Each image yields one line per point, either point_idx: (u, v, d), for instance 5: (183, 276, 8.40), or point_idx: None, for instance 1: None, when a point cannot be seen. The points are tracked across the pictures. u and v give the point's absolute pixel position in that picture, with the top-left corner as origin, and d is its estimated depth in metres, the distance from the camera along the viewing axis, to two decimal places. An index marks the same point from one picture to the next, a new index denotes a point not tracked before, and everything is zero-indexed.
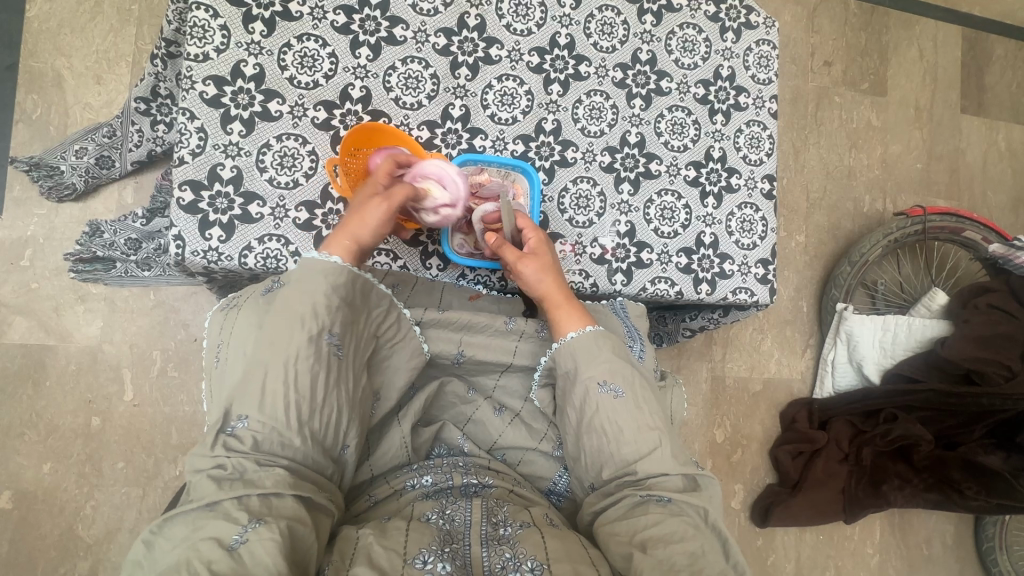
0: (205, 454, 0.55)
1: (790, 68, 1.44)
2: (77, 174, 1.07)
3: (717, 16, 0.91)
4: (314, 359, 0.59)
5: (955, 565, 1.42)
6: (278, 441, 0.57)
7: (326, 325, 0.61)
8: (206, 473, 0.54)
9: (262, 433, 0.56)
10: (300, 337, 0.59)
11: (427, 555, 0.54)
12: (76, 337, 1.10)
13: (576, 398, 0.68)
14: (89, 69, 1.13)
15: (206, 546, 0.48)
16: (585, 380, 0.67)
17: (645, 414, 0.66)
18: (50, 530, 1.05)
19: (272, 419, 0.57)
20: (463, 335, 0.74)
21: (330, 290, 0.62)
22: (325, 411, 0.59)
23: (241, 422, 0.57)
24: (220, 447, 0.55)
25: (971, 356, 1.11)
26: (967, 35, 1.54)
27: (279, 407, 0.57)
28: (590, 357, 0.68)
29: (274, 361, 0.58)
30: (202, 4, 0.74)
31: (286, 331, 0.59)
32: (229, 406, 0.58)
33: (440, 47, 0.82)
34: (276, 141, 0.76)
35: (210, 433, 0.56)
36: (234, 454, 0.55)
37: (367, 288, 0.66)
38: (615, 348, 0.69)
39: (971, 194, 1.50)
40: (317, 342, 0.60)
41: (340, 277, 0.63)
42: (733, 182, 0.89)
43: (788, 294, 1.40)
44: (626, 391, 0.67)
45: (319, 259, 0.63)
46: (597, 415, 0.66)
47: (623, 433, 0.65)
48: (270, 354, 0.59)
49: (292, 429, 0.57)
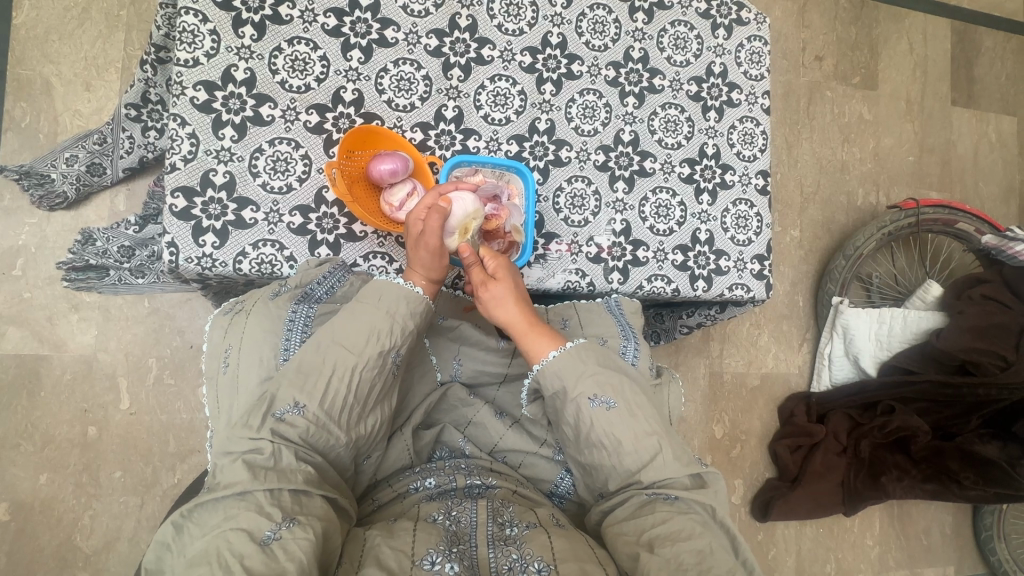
0: (250, 433, 0.54)
1: (781, 63, 1.44)
2: (68, 182, 1.06)
3: (708, 13, 0.91)
4: (377, 372, 0.61)
5: (953, 554, 1.44)
6: (324, 437, 0.57)
7: (397, 344, 0.62)
8: (244, 455, 0.53)
9: (313, 426, 0.57)
10: (373, 348, 0.61)
11: (435, 556, 0.54)
12: (70, 345, 1.10)
13: (570, 415, 0.67)
14: (77, 75, 1.12)
15: (237, 539, 0.47)
16: (576, 397, 0.66)
17: (640, 421, 0.65)
18: (48, 540, 1.04)
19: (327, 417, 0.58)
20: (460, 345, 0.78)
21: (409, 313, 0.64)
22: (371, 419, 0.61)
23: (293, 410, 0.56)
24: (269, 430, 0.54)
25: (966, 347, 1.11)
26: (956, 28, 1.54)
27: (335, 408, 0.58)
28: (576, 373, 0.67)
29: (342, 364, 0.59)
30: (191, 9, 0.74)
31: (362, 339, 0.61)
32: (278, 391, 0.57)
33: (432, 48, 0.82)
34: (269, 146, 0.76)
35: (259, 413, 0.55)
36: (281, 440, 0.54)
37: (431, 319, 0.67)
38: (601, 359, 0.69)
39: (963, 186, 1.51)
40: (385, 357, 0.62)
41: (420, 305, 0.64)
42: (727, 179, 0.89)
43: (784, 288, 1.40)
44: (617, 401, 0.66)
45: (398, 284, 0.64)
46: (593, 429, 0.65)
47: (621, 445, 0.64)
48: (339, 356, 0.60)
49: (340, 431, 0.58)
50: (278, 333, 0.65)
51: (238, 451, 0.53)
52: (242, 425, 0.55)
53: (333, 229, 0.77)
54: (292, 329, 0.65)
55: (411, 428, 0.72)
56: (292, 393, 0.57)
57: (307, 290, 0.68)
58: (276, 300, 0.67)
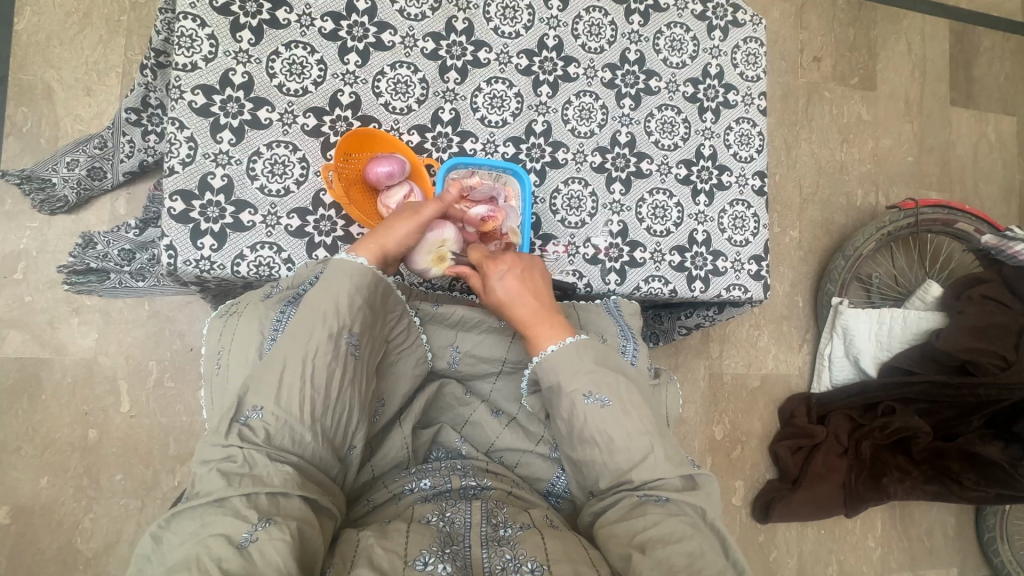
0: (216, 442, 0.54)
1: (779, 65, 1.44)
2: (69, 186, 1.07)
3: (704, 15, 0.91)
4: (332, 357, 0.61)
5: (955, 556, 1.43)
6: (289, 434, 0.57)
7: (346, 325, 0.62)
8: (213, 467, 0.53)
9: (275, 425, 0.56)
10: (321, 333, 0.60)
11: (428, 556, 0.54)
12: (71, 349, 1.10)
13: (564, 411, 0.67)
14: (78, 80, 1.13)
15: (216, 543, 0.47)
16: (571, 393, 0.66)
17: (634, 420, 0.65)
18: (48, 544, 1.04)
19: (287, 413, 0.57)
20: (456, 332, 0.77)
21: (353, 290, 0.64)
22: (338, 408, 0.61)
23: (255, 413, 0.57)
24: (233, 437, 0.55)
25: (966, 347, 1.11)
26: (954, 28, 1.54)
27: (295, 401, 0.58)
28: (573, 370, 0.67)
29: (293, 355, 0.59)
30: (189, 14, 0.75)
31: (307, 327, 0.61)
32: (241, 397, 0.58)
33: (429, 52, 0.82)
34: (266, 149, 0.76)
35: (223, 421, 0.56)
36: (247, 445, 0.54)
37: (387, 292, 0.67)
38: (599, 357, 0.68)
39: (963, 186, 1.51)
40: (337, 340, 0.61)
41: (364, 278, 0.65)
42: (724, 180, 0.89)
43: (784, 289, 1.40)
44: (613, 399, 0.66)
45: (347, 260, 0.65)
46: (586, 426, 0.65)
47: (614, 443, 0.64)
48: (291, 347, 0.60)
49: (304, 424, 0.57)
50: (262, 333, 0.64)
51: (209, 463, 0.54)
52: (210, 435, 0.56)
53: (331, 231, 0.77)
54: (277, 327, 0.63)
55: (408, 428, 0.72)
56: (253, 395, 0.57)
57: (298, 292, 0.67)
58: (266, 301, 0.67)
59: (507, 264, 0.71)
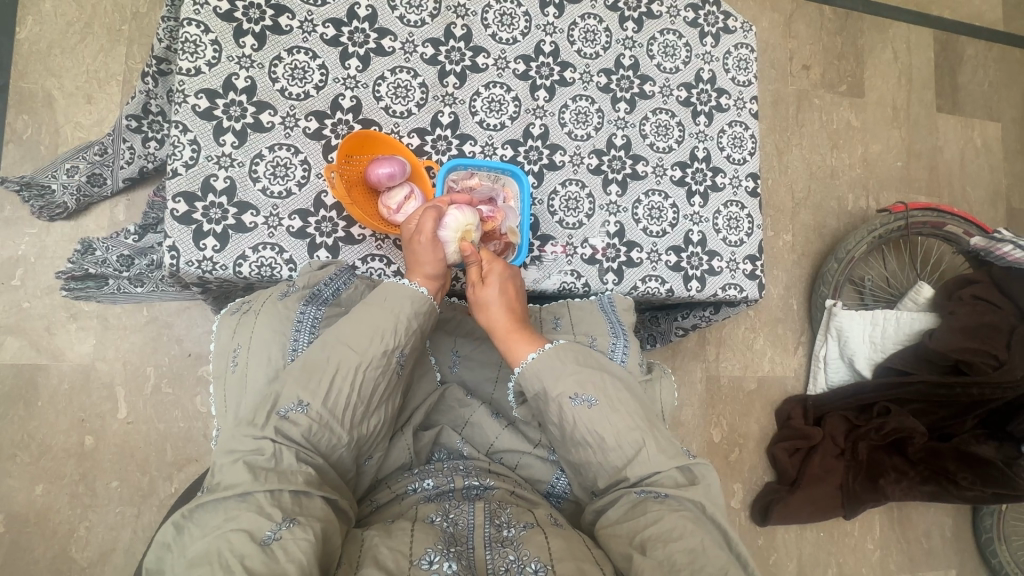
0: (253, 431, 0.55)
1: (769, 72, 1.47)
2: (68, 192, 1.07)
3: (696, 22, 0.93)
4: (381, 371, 0.63)
5: (954, 557, 1.44)
6: (325, 436, 0.58)
7: (401, 344, 0.64)
8: (244, 457, 0.53)
9: (315, 425, 0.58)
10: (377, 349, 0.62)
11: (433, 555, 0.54)
12: (68, 355, 1.10)
13: (554, 417, 0.68)
14: (79, 88, 1.14)
15: (237, 539, 0.47)
16: (557, 398, 0.67)
17: (622, 416, 0.66)
18: (42, 553, 1.03)
19: (329, 415, 0.59)
20: (456, 339, 0.82)
21: (413, 314, 0.66)
22: (374, 418, 0.63)
23: (295, 408, 0.58)
24: (273, 428, 0.56)
25: (958, 347, 1.13)
26: (938, 37, 1.58)
27: (338, 406, 0.59)
28: (556, 374, 0.68)
29: (345, 364, 0.61)
30: (193, 20, 0.76)
31: (366, 339, 0.62)
32: (283, 390, 0.59)
33: (428, 57, 0.84)
34: (269, 152, 0.77)
35: (263, 411, 0.56)
36: (283, 438, 0.55)
37: (435, 321, 0.70)
38: (580, 358, 0.70)
39: (951, 190, 1.54)
40: (389, 357, 0.63)
41: (423, 306, 0.67)
42: (718, 182, 0.91)
43: (778, 292, 1.42)
44: (599, 398, 0.67)
45: (406, 284, 0.67)
46: (576, 428, 0.66)
47: (605, 441, 0.65)
48: (343, 356, 0.61)
49: (342, 429, 0.59)
50: (287, 334, 0.66)
51: (239, 451, 0.54)
52: (245, 422, 0.56)
53: (332, 233, 0.78)
54: (299, 329, 0.66)
55: (412, 429, 0.72)
56: (295, 391, 0.59)
57: (315, 291, 0.70)
58: (284, 301, 0.68)
59: (497, 273, 0.73)
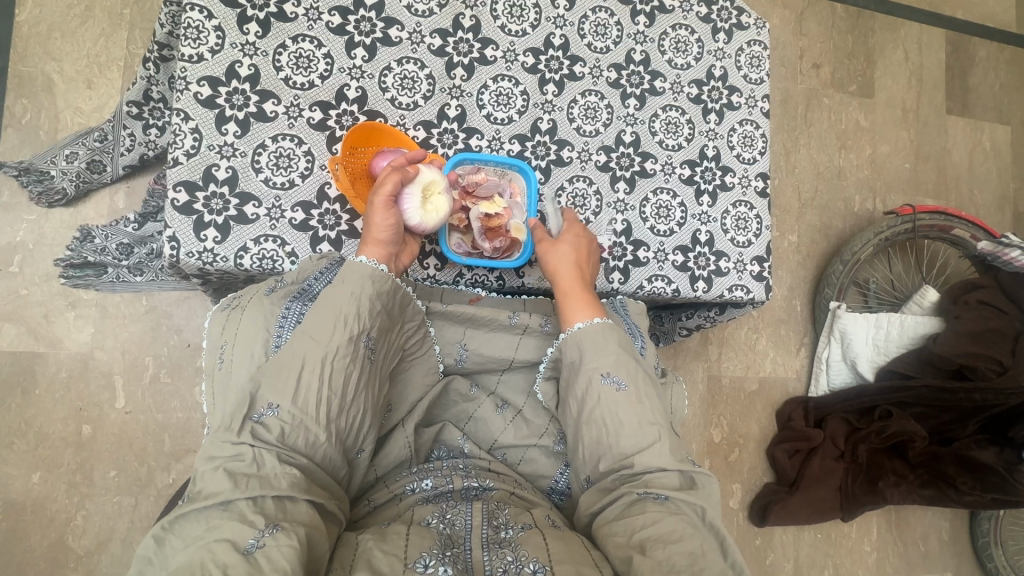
0: (228, 439, 0.54)
1: (779, 70, 1.46)
2: (68, 178, 1.06)
3: (708, 17, 0.92)
4: (350, 360, 0.61)
5: (949, 561, 1.44)
6: (303, 435, 0.57)
7: (365, 328, 0.63)
8: (223, 465, 0.52)
9: (289, 425, 0.56)
10: (341, 335, 0.61)
11: (429, 559, 0.53)
12: (66, 343, 1.09)
13: (580, 388, 0.68)
14: (79, 73, 1.12)
15: (221, 549, 0.46)
16: (590, 370, 0.68)
17: (646, 409, 0.66)
18: (38, 541, 1.03)
19: (303, 412, 0.57)
20: (465, 330, 0.76)
21: (374, 294, 0.65)
22: (352, 410, 0.61)
23: (267, 411, 0.57)
24: (248, 434, 0.54)
25: (964, 351, 1.12)
26: (950, 38, 1.56)
27: (310, 400, 0.58)
28: (597, 349, 0.69)
29: (311, 355, 0.60)
30: (196, 5, 0.74)
31: (329, 327, 0.61)
32: (256, 394, 0.58)
33: (436, 48, 0.82)
34: (272, 142, 0.76)
35: (237, 418, 0.55)
36: (261, 444, 0.54)
37: (405, 300, 0.69)
38: (623, 343, 0.70)
39: (958, 193, 1.53)
40: (356, 343, 0.62)
41: (384, 284, 0.66)
42: (727, 181, 0.90)
43: (783, 293, 1.41)
44: (630, 386, 0.67)
45: (359, 262, 0.65)
46: (598, 406, 0.66)
47: (622, 427, 0.65)
48: (308, 348, 0.60)
49: (319, 425, 0.58)
50: (269, 330, 0.65)
51: (217, 459, 0.53)
52: (222, 429, 0.55)
53: (335, 226, 0.77)
54: (283, 324, 0.64)
55: (413, 423, 0.72)
56: (267, 393, 0.57)
57: (304, 287, 0.67)
58: (270, 297, 0.67)
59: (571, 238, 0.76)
